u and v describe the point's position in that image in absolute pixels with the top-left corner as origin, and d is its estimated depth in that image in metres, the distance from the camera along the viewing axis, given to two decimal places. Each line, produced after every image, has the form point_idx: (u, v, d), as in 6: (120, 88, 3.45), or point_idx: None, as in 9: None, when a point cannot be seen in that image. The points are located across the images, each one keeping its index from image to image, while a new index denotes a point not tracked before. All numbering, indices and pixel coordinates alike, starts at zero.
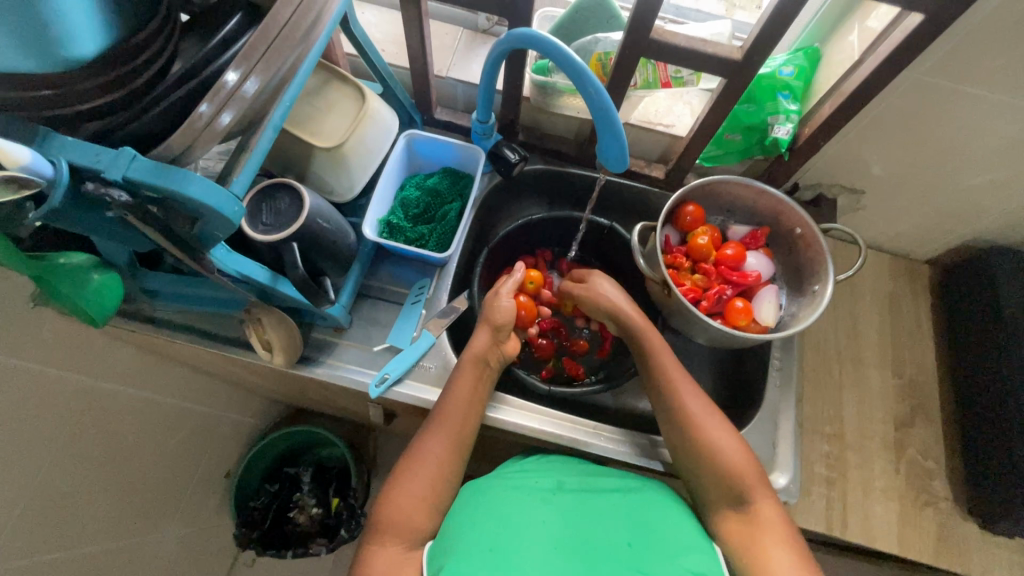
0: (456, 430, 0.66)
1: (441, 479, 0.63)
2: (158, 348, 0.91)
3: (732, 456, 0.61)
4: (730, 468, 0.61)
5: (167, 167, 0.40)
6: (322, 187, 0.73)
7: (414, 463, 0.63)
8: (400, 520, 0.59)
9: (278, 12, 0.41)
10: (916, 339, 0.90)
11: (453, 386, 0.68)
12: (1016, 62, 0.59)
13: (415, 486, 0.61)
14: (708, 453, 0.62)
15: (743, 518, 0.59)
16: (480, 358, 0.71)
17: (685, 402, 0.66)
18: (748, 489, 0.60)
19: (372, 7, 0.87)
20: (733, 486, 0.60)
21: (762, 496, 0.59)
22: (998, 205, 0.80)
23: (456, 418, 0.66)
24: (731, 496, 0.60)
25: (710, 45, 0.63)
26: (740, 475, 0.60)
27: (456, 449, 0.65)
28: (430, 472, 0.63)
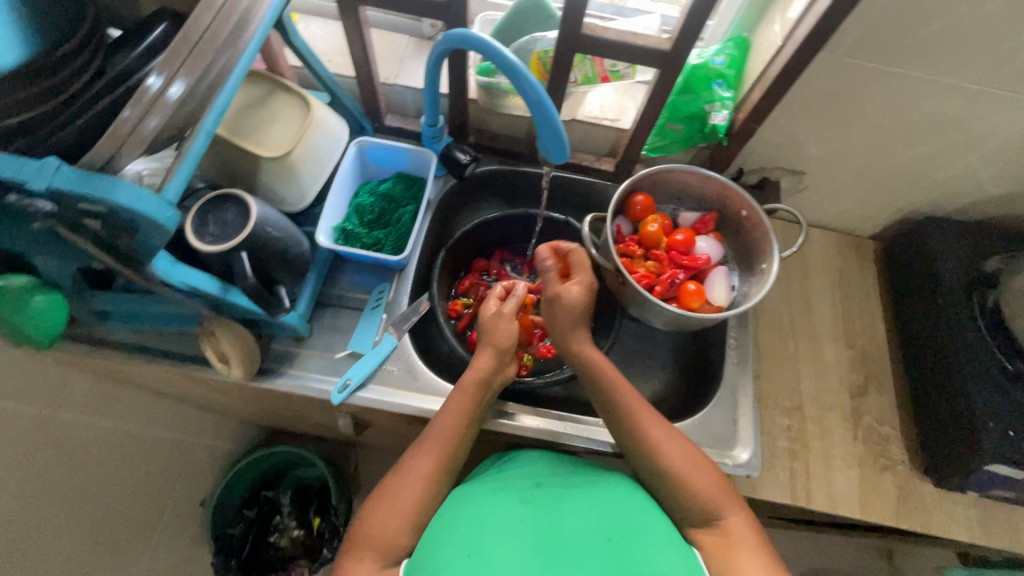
0: (444, 449, 0.65)
1: (422, 492, 0.62)
2: (117, 373, 0.90)
3: (695, 475, 0.62)
4: (697, 488, 0.61)
5: (94, 175, 0.39)
6: (272, 198, 0.73)
7: (398, 479, 0.63)
8: (374, 544, 0.58)
9: (199, 17, 0.42)
10: (866, 311, 0.94)
11: (447, 406, 0.68)
12: (923, 38, 0.63)
13: (393, 503, 0.61)
14: (671, 475, 0.63)
15: (717, 533, 0.59)
16: (483, 381, 0.70)
17: (648, 431, 0.65)
18: (717, 503, 0.60)
19: (317, 19, 0.88)
20: (699, 500, 0.61)
21: (730, 509, 0.60)
22: (928, 177, 0.84)
23: (449, 435, 0.66)
24: (700, 509, 0.61)
25: (640, 38, 0.66)
26: (706, 492, 0.61)
27: (443, 466, 0.64)
28: (411, 486, 0.62)
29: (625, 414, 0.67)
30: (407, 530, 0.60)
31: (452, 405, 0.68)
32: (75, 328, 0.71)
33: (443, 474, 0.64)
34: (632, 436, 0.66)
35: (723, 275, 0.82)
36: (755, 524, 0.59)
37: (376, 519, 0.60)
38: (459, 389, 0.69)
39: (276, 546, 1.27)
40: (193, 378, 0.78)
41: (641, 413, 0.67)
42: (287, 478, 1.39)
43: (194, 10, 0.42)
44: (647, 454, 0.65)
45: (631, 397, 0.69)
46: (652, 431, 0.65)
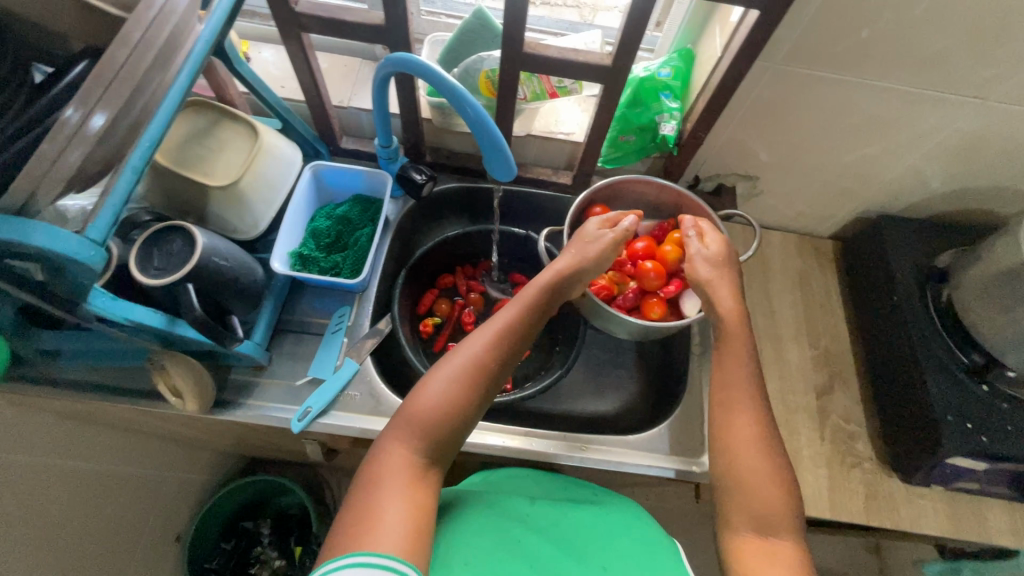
0: (479, 379, 0.58)
1: (470, 379, 0.58)
2: (75, 412, 0.87)
3: (768, 487, 0.57)
4: (763, 497, 0.56)
5: (12, 221, 0.39)
6: (224, 227, 0.72)
7: (443, 361, 0.59)
8: (413, 426, 0.55)
9: (114, 53, 0.41)
10: (827, 310, 0.95)
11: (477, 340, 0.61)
12: (855, 44, 0.65)
13: (436, 386, 0.57)
14: (747, 480, 0.57)
15: (762, 544, 0.54)
16: (559, 278, 0.67)
17: (733, 417, 0.61)
18: (774, 520, 0.55)
19: (267, 46, 0.88)
20: (761, 515, 0.55)
21: (784, 529, 0.55)
22: (876, 177, 0.86)
23: (507, 330, 0.62)
24: (755, 524, 0.55)
25: (582, 54, 0.67)
26: (770, 506, 0.56)
27: (497, 355, 0.60)
28: (455, 375, 0.58)
29: (728, 394, 0.63)
30: (449, 423, 0.56)
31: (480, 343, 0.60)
32: (25, 368, 0.69)
33: (493, 370, 0.60)
34: (722, 416, 0.62)
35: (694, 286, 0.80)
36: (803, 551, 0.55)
37: (420, 400, 0.56)
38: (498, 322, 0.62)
39: None
40: (150, 413, 0.77)
41: (730, 383, 0.64)
42: (267, 507, 1.34)
43: (109, 46, 0.42)
44: (727, 447, 0.60)
45: (731, 358, 0.65)
46: (729, 420, 0.61)
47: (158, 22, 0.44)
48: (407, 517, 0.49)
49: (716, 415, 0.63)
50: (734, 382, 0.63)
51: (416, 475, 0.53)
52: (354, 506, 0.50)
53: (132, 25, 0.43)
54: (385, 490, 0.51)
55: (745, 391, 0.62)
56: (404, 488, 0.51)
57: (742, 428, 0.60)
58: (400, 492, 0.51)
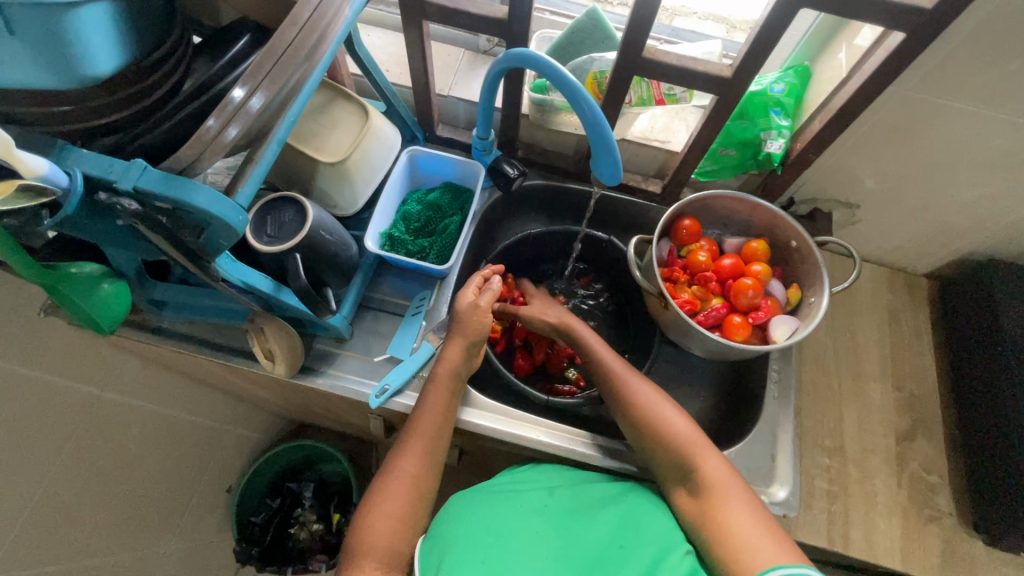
0: (416, 484, 0.64)
1: (408, 489, 0.63)
2: (164, 360, 0.93)
3: (674, 427, 0.63)
4: (672, 430, 0.63)
5: (176, 178, 0.41)
6: (326, 201, 0.75)
7: (386, 483, 0.64)
8: (369, 553, 0.58)
9: (283, 33, 0.44)
10: (916, 352, 0.90)
11: (402, 450, 0.66)
12: (1000, 77, 0.61)
13: (383, 510, 0.61)
14: (660, 427, 0.64)
15: (701, 494, 0.59)
16: (455, 372, 0.71)
17: (626, 385, 0.68)
18: (692, 451, 0.61)
19: (377, 30, 0.90)
20: (680, 453, 0.62)
21: (708, 458, 0.61)
22: (993, 218, 0.81)
23: (430, 440, 0.67)
24: (686, 470, 0.62)
25: (701, 63, 0.66)
26: (682, 440, 0.63)
27: (427, 469, 0.66)
28: (400, 496, 0.63)
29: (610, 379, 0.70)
30: (401, 540, 0.61)
31: (407, 451, 0.66)
32: (135, 315, 0.74)
33: (428, 474, 0.66)
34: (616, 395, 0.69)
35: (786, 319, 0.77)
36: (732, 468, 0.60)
37: (370, 524, 0.60)
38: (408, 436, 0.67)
39: (294, 537, 1.30)
40: (236, 371, 0.81)
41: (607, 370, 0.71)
42: (310, 471, 1.40)
43: (280, 25, 0.45)
44: (624, 408, 0.67)
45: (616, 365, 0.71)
46: (630, 387, 0.68)
47: (323, 5, 0.46)
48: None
49: (610, 390, 0.70)
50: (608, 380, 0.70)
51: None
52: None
53: (301, 7, 0.46)
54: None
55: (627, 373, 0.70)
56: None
57: (637, 394, 0.67)
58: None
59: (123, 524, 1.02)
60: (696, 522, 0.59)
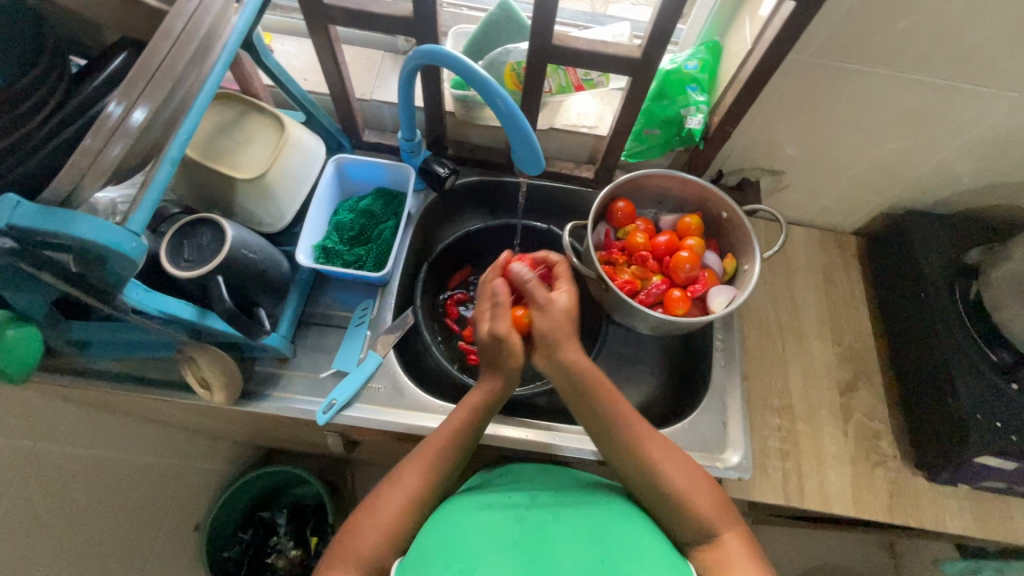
0: (418, 499, 0.63)
1: (410, 508, 0.62)
2: (100, 402, 0.88)
3: (695, 493, 0.60)
4: (691, 500, 0.60)
5: (55, 210, 0.39)
6: (250, 219, 0.73)
7: (386, 490, 0.63)
8: (353, 556, 0.57)
9: (157, 45, 0.42)
10: (852, 306, 0.94)
11: (404, 471, 0.64)
12: (890, 37, 0.64)
13: (378, 518, 0.60)
14: (679, 494, 0.60)
15: (712, 554, 0.57)
16: (486, 402, 0.69)
17: (642, 443, 0.64)
18: (713, 521, 0.59)
19: (290, 39, 0.88)
20: (698, 521, 0.59)
21: (729, 528, 0.58)
22: (905, 171, 0.85)
23: (443, 458, 0.65)
24: (701, 537, 0.59)
25: (611, 46, 0.66)
26: (706, 512, 0.59)
27: (435, 484, 0.64)
28: (398, 500, 0.62)
29: (625, 437, 0.65)
30: (387, 551, 0.59)
31: (410, 471, 0.64)
32: (56, 359, 0.70)
33: (435, 492, 0.64)
34: (627, 454, 0.64)
35: (724, 289, 0.79)
36: (750, 541, 0.58)
37: (358, 535, 0.59)
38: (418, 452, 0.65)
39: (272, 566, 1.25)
40: (176, 404, 0.77)
41: (618, 424, 0.66)
42: (283, 497, 1.35)
43: (151, 38, 0.42)
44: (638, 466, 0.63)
45: (635, 428, 0.65)
46: (645, 449, 0.64)
47: (199, 12, 0.44)
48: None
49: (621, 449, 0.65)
50: (621, 441, 0.65)
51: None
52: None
53: (174, 16, 0.43)
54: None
55: (638, 429, 0.65)
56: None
57: (652, 454, 0.63)
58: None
59: None
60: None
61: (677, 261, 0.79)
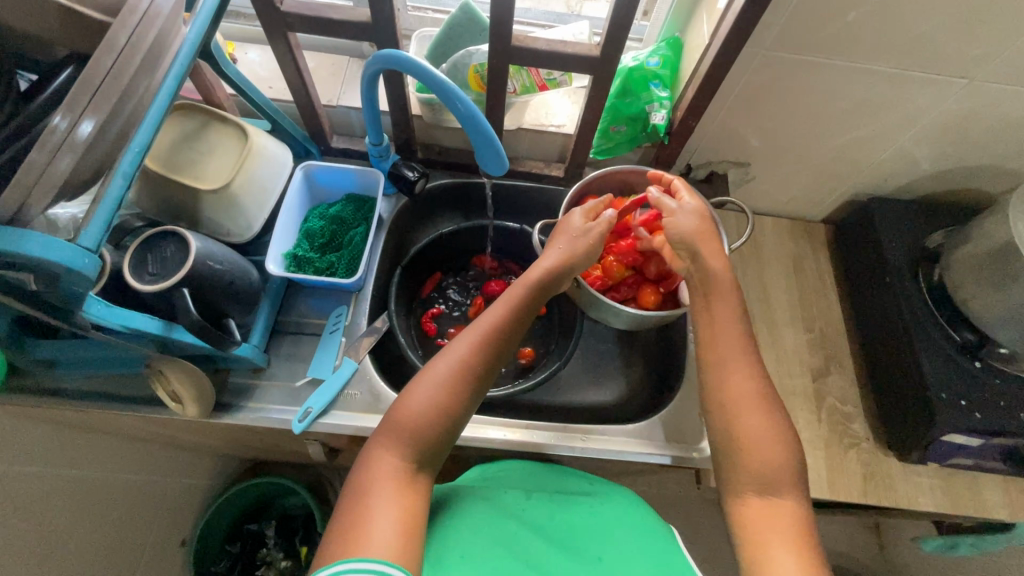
0: (464, 378, 0.59)
1: (456, 387, 0.58)
2: (72, 420, 0.87)
3: (767, 448, 0.58)
4: (759, 453, 0.58)
5: (1, 228, 0.38)
6: (217, 230, 0.72)
7: (432, 362, 0.60)
8: (399, 430, 0.56)
9: (99, 59, 0.41)
10: (822, 293, 0.96)
11: (452, 346, 0.61)
12: (841, 28, 0.65)
13: (427, 393, 0.58)
14: (750, 441, 0.59)
15: (764, 509, 0.56)
16: (549, 281, 0.66)
17: (727, 370, 0.62)
18: (776, 481, 0.57)
19: (253, 47, 0.87)
20: (761, 476, 0.58)
21: (788, 492, 0.57)
22: (866, 159, 0.87)
23: (496, 332, 0.62)
24: (761, 490, 0.57)
25: (570, 45, 0.67)
26: (771, 469, 0.57)
27: (486, 359, 0.60)
28: (447, 368, 0.59)
29: (715, 354, 0.63)
30: (440, 430, 0.57)
31: (459, 346, 0.61)
32: (23, 380, 0.69)
33: (482, 370, 0.60)
34: (714, 372, 0.63)
35: None
36: (806, 512, 0.57)
37: (405, 411, 0.57)
38: (466, 331, 0.62)
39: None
40: (150, 420, 0.76)
41: (722, 347, 0.63)
42: (272, 509, 1.33)
43: (93, 52, 0.41)
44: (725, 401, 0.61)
45: (727, 347, 0.63)
46: (738, 394, 0.61)
47: (144, 25, 0.44)
48: (398, 520, 0.51)
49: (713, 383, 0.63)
50: (707, 361, 0.63)
51: (410, 478, 0.55)
52: (347, 514, 0.51)
53: (117, 28, 0.43)
54: (374, 499, 0.52)
55: (731, 355, 0.62)
56: (394, 495, 0.53)
57: (735, 381, 0.61)
58: (395, 501, 0.52)
59: None
60: (747, 537, 0.56)
61: None
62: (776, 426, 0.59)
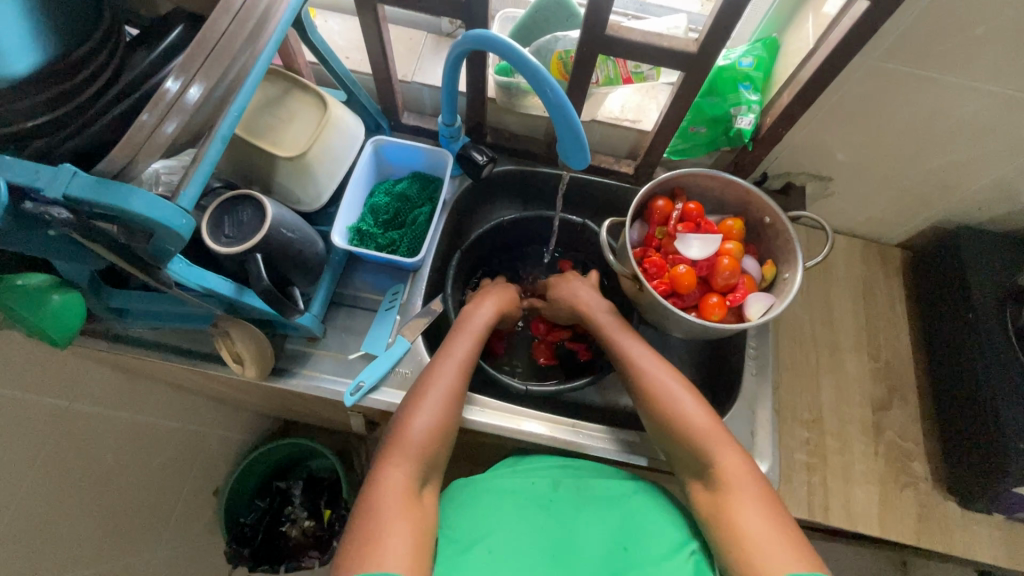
0: (451, 395, 0.64)
1: (447, 406, 0.63)
2: (133, 366, 0.90)
3: (698, 417, 0.62)
4: (688, 427, 0.62)
5: (108, 182, 0.39)
6: (288, 197, 0.73)
7: (421, 386, 0.64)
8: (401, 449, 0.59)
9: (216, 22, 0.42)
10: (891, 322, 0.91)
11: (436, 366, 0.66)
12: (966, 42, 0.60)
13: (427, 407, 0.62)
14: (677, 419, 0.62)
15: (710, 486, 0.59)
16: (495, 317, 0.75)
17: (641, 367, 0.67)
18: (709, 447, 0.60)
19: (335, 15, 0.87)
20: (697, 450, 0.61)
21: (728, 452, 0.59)
22: (963, 186, 0.81)
23: (470, 357, 0.68)
24: (702, 466, 0.60)
25: (666, 39, 0.64)
26: (703, 435, 0.61)
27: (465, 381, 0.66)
28: (436, 391, 0.64)
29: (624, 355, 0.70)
30: (438, 444, 0.61)
31: (442, 368, 0.66)
32: (97, 324, 0.72)
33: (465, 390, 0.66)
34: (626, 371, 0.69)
35: (763, 294, 0.76)
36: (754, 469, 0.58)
37: (411, 427, 0.60)
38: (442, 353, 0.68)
39: (286, 535, 1.26)
40: (207, 375, 0.78)
41: (629, 348, 0.70)
42: (299, 469, 1.37)
43: (211, 14, 0.42)
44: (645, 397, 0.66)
45: (630, 349, 0.70)
46: (656, 382, 0.66)
47: None
48: (409, 535, 0.53)
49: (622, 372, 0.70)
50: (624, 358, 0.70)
51: (412, 498, 0.57)
52: (362, 533, 0.52)
53: None
54: (382, 517, 0.53)
55: (635, 349, 0.70)
56: (401, 513, 0.54)
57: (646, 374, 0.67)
58: (401, 521, 0.53)
59: (109, 534, 0.99)
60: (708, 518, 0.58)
61: (717, 262, 0.77)
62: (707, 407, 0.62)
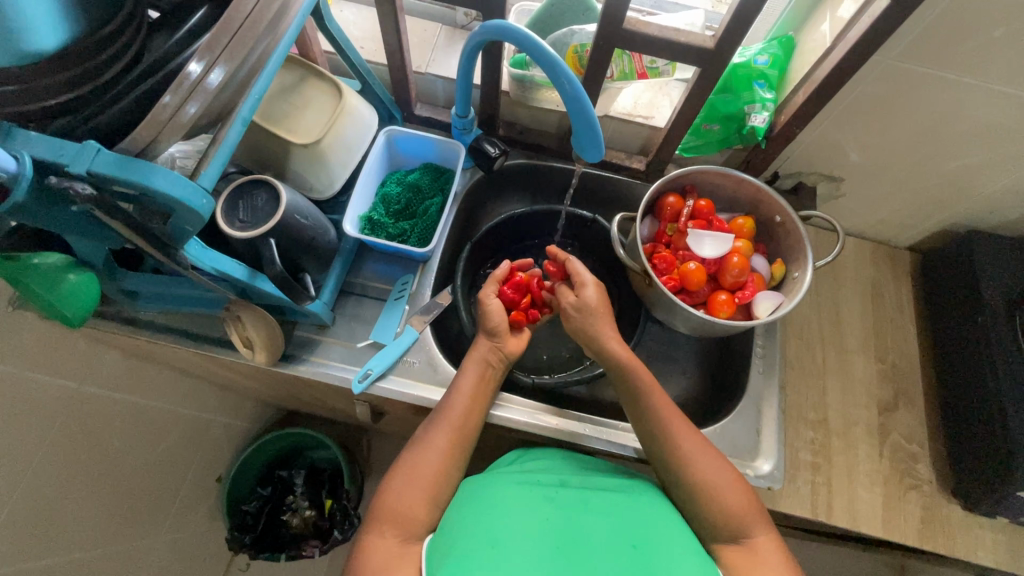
0: (444, 465, 0.63)
1: (435, 480, 0.62)
2: (142, 351, 0.91)
3: (726, 489, 0.60)
4: (722, 496, 0.60)
5: (131, 160, 0.40)
6: (301, 184, 0.73)
7: (410, 458, 0.64)
8: (389, 519, 0.58)
9: (242, 2, 0.42)
10: (899, 324, 0.91)
11: (426, 438, 0.65)
12: (985, 44, 0.60)
13: (411, 484, 0.61)
14: (706, 487, 0.61)
15: (741, 549, 0.57)
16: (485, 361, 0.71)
17: (671, 425, 0.65)
18: (742, 517, 0.58)
19: (350, 5, 0.87)
20: (727, 516, 0.59)
21: (758, 526, 0.58)
22: (975, 189, 0.81)
23: (462, 425, 0.66)
24: (723, 527, 0.59)
25: (683, 34, 0.64)
26: (732, 505, 0.59)
27: (457, 448, 0.65)
28: (425, 466, 0.63)
29: (653, 411, 0.66)
30: (424, 504, 0.60)
31: (432, 440, 0.64)
32: (109, 306, 0.72)
33: (457, 457, 0.65)
34: (651, 424, 0.66)
35: (772, 293, 0.76)
36: (779, 542, 0.58)
37: (394, 499, 0.60)
38: (436, 424, 0.66)
39: (287, 523, 1.25)
40: (217, 361, 0.79)
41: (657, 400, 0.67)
42: (300, 458, 1.36)
43: None
44: (671, 461, 0.63)
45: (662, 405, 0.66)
46: (684, 443, 0.63)
47: None
48: None
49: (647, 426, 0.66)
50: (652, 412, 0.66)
51: (398, 551, 0.56)
52: None
53: None
54: None
55: (665, 408, 0.66)
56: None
57: (674, 432, 0.64)
58: None
59: (113, 517, 0.99)
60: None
61: (729, 260, 0.76)
62: (735, 472, 0.62)
